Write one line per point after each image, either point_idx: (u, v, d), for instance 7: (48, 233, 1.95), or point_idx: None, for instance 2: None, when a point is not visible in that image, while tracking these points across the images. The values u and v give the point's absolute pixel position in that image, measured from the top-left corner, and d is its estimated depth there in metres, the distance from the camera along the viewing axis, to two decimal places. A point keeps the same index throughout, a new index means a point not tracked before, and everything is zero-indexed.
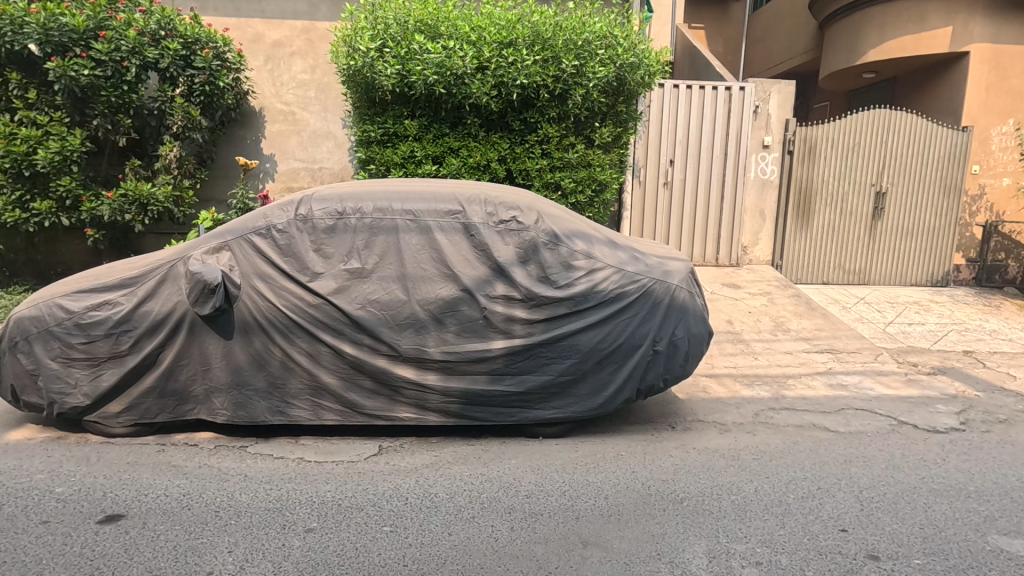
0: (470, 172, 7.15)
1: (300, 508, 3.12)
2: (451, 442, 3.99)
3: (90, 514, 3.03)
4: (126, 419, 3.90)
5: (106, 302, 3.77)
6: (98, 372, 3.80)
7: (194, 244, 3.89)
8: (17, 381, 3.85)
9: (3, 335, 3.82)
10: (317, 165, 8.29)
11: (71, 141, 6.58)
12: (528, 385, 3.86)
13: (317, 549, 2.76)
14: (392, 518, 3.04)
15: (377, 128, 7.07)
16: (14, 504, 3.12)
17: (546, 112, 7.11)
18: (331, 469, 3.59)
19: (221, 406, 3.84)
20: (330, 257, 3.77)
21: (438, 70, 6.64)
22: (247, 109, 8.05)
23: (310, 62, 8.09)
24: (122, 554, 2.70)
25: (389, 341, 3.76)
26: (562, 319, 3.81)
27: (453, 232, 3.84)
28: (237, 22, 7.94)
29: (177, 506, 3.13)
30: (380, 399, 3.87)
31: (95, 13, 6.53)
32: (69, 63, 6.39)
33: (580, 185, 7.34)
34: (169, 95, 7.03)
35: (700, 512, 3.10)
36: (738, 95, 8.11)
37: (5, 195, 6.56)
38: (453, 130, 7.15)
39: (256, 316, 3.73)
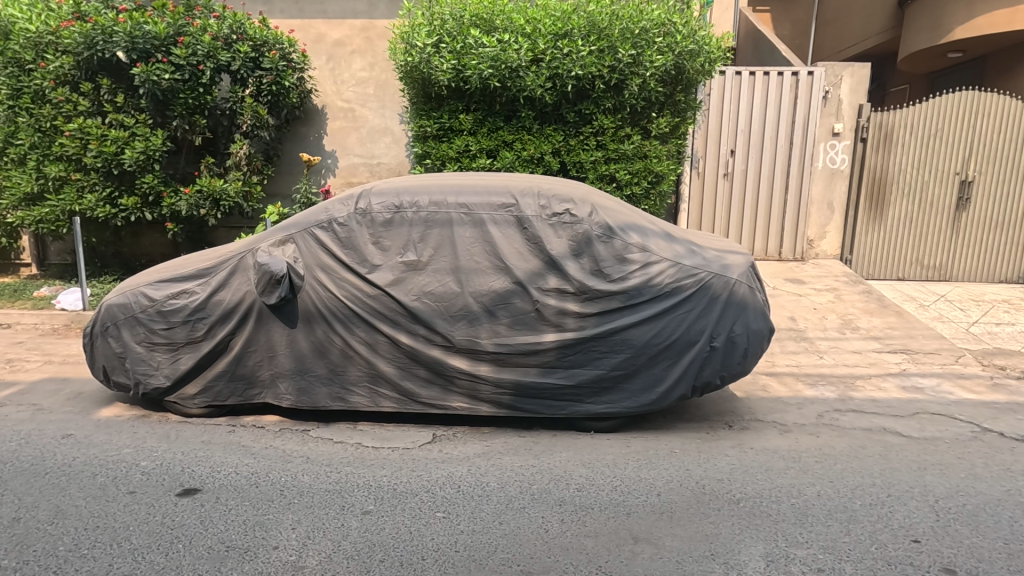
0: (524, 165, 7.18)
1: (358, 491, 3.25)
2: (503, 433, 4.04)
3: (170, 487, 3.27)
4: (201, 401, 4.17)
5: (184, 291, 4.04)
6: (177, 356, 4.09)
7: (261, 237, 4.09)
8: (107, 362, 4.20)
9: (96, 321, 4.17)
10: (375, 160, 8.52)
11: (154, 141, 7.04)
12: (579, 379, 3.85)
13: (373, 531, 2.86)
14: (445, 504, 3.11)
15: (433, 123, 7.19)
16: (105, 475, 3.41)
17: (601, 103, 7.01)
18: (387, 455, 3.71)
19: (286, 391, 4.05)
20: (387, 250, 3.88)
21: (493, 63, 6.68)
22: (311, 107, 8.39)
23: (369, 60, 8.31)
24: (197, 525, 2.90)
25: (443, 333, 3.83)
26: (614, 313, 3.77)
27: (506, 225, 3.86)
28: (302, 23, 8.25)
29: (246, 483, 3.33)
30: (434, 388, 3.97)
31: (175, 20, 6.93)
32: (152, 69, 6.81)
33: (636, 176, 7.21)
34: (240, 95, 7.42)
35: (757, 514, 2.99)
36: (806, 81, 7.71)
37: (97, 192, 7.13)
38: (508, 124, 7.18)
39: (318, 307, 3.90)
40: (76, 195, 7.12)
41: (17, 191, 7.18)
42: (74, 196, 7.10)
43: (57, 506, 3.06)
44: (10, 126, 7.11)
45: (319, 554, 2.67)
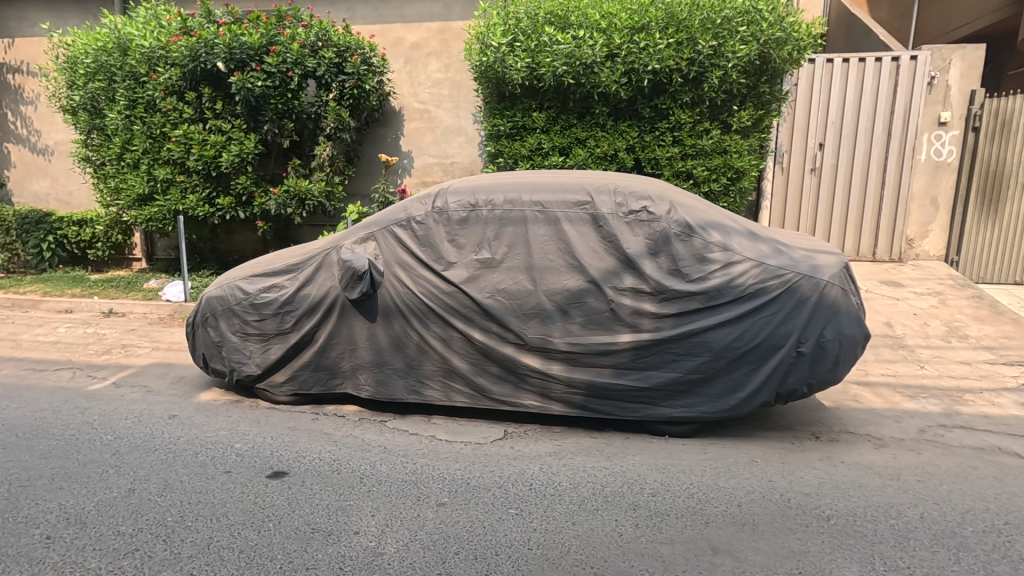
0: (597, 163, 7.11)
1: (433, 483, 3.33)
2: (574, 433, 4.01)
3: (262, 469, 3.50)
4: (287, 389, 4.43)
5: (275, 285, 4.30)
6: (267, 346, 4.36)
7: (345, 235, 4.28)
8: (207, 350, 4.55)
9: (197, 312, 4.52)
10: (449, 160, 8.71)
11: (247, 145, 7.56)
12: (653, 382, 3.75)
13: (448, 523, 2.92)
14: (517, 501, 3.13)
15: (507, 122, 7.22)
16: (205, 454, 3.69)
17: (679, 98, 6.80)
18: (460, 449, 3.78)
19: (365, 382, 4.22)
20: (463, 247, 3.95)
21: (567, 61, 6.66)
22: (389, 109, 8.69)
23: (444, 61, 8.49)
24: (285, 506, 3.07)
25: (516, 330, 3.85)
26: (692, 314, 3.64)
27: (580, 223, 3.82)
28: (381, 28, 8.56)
29: (329, 469, 3.50)
30: (506, 385, 3.99)
31: (268, 31, 7.39)
32: (247, 77, 7.30)
33: (715, 173, 6.94)
34: (324, 99, 7.82)
35: (850, 533, 2.79)
36: (908, 66, 7.10)
37: (198, 193, 7.74)
38: (581, 121, 7.11)
39: (396, 302, 4.03)
40: (180, 195, 7.74)
41: (131, 192, 7.86)
42: (178, 196, 7.73)
43: (164, 480, 3.35)
44: (125, 134, 7.78)
45: (397, 542, 2.76)
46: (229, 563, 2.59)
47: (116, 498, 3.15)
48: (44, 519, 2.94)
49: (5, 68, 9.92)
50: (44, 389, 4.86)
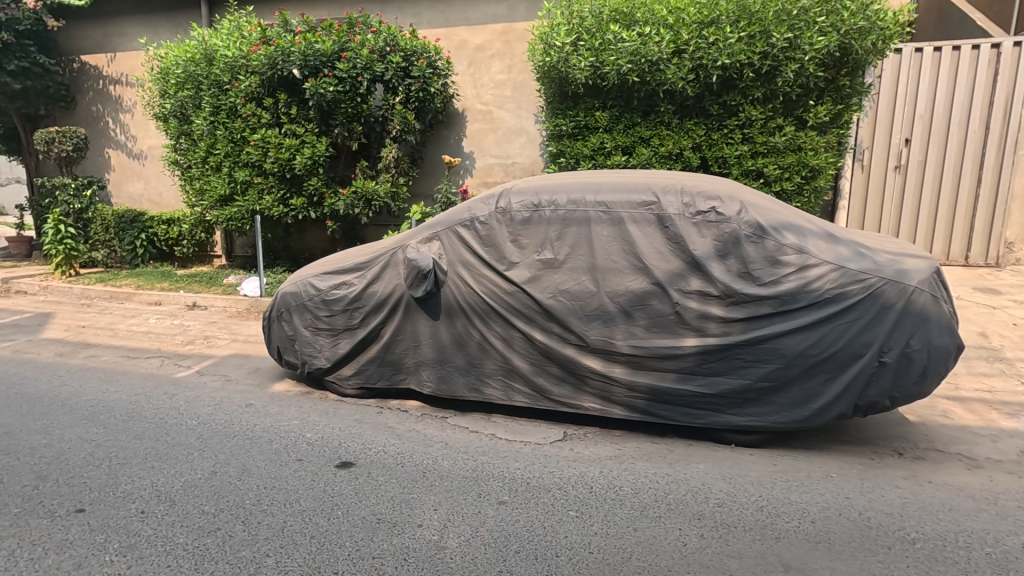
0: (661, 161, 6.95)
1: (493, 481, 3.36)
2: (635, 438, 3.93)
3: (330, 459, 3.64)
4: (354, 382, 4.59)
5: (345, 282, 4.47)
6: (336, 340, 4.54)
7: (411, 234, 4.39)
8: (281, 343, 4.79)
9: (273, 306, 4.77)
10: (510, 160, 8.76)
11: (319, 148, 7.90)
12: (720, 389, 3.63)
13: (508, 521, 2.94)
14: (577, 503, 3.11)
15: (569, 121, 7.18)
16: (279, 442, 3.89)
17: (750, 94, 6.56)
18: (519, 449, 3.79)
19: (427, 378, 4.31)
20: (525, 247, 3.96)
21: (632, 58, 6.56)
22: (452, 110, 8.85)
23: (507, 62, 8.55)
24: (352, 496, 3.19)
25: (578, 331, 3.83)
26: (762, 319, 3.49)
27: (645, 224, 3.75)
28: (446, 32, 8.74)
29: (393, 462, 3.60)
30: (566, 387, 3.98)
31: (339, 38, 7.71)
32: (320, 82, 7.62)
33: (787, 171, 6.63)
34: (391, 103, 8.07)
35: (939, 559, 2.59)
36: (1010, 53, 6.52)
37: (274, 194, 8.15)
38: (645, 119, 6.98)
39: (459, 301, 4.10)
40: (257, 196, 8.18)
41: (214, 193, 8.38)
42: (256, 197, 8.18)
43: (242, 465, 3.55)
44: (210, 139, 8.30)
45: (458, 536, 2.81)
46: (302, 547, 2.72)
47: (200, 480, 3.37)
48: (138, 495, 3.18)
49: (107, 79, 10.84)
50: (137, 375, 5.27)
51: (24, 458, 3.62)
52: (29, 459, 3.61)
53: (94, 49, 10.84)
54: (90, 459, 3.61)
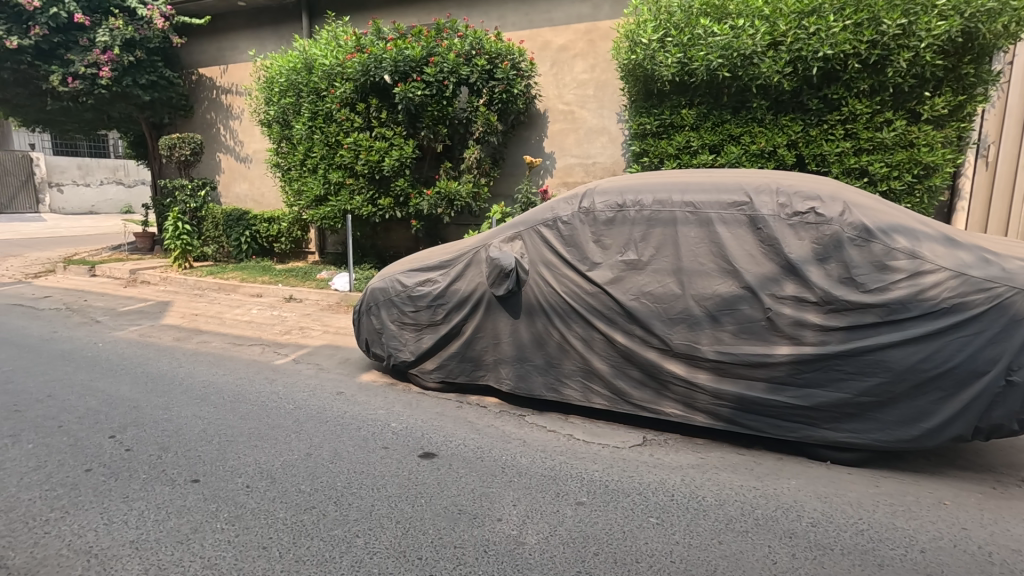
0: (752, 160, 6.63)
1: (572, 481, 3.35)
2: (719, 448, 3.78)
3: (414, 449, 3.79)
4: (436, 376, 4.74)
5: (430, 280, 4.63)
6: (420, 335, 4.71)
7: (494, 233, 4.47)
8: (369, 336, 5.04)
9: (363, 301, 5.03)
10: (591, 160, 8.70)
11: (406, 150, 8.22)
12: (815, 402, 3.41)
13: (587, 523, 2.93)
14: (658, 510, 3.04)
15: (653, 120, 7.00)
16: (367, 429, 4.10)
17: (855, 86, 6.12)
18: (598, 451, 3.76)
19: (506, 376, 4.37)
20: (608, 248, 3.92)
21: (723, 52, 6.32)
22: (534, 111, 8.92)
23: (590, 61, 8.49)
24: (434, 485, 3.30)
25: (661, 335, 3.73)
26: (866, 328, 3.25)
27: (736, 225, 3.60)
28: (530, 33, 8.82)
29: (473, 456, 3.69)
30: (647, 391, 3.89)
31: (428, 43, 7.96)
32: (409, 87, 7.92)
33: (896, 169, 6.11)
34: (475, 105, 8.26)
35: None
36: None
37: (364, 194, 8.57)
38: (735, 116, 6.70)
39: (540, 300, 4.12)
40: (349, 196, 8.63)
41: (310, 194, 8.91)
42: (347, 197, 8.62)
43: (333, 449, 3.77)
44: (307, 143, 8.84)
45: (537, 534, 2.83)
46: (388, 531, 2.85)
47: (297, 460, 3.62)
48: (244, 470, 3.47)
49: (220, 89, 11.87)
50: (242, 361, 5.75)
51: (150, 430, 4.05)
52: (154, 431, 4.04)
53: (210, 62, 11.91)
54: (203, 434, 3.98)
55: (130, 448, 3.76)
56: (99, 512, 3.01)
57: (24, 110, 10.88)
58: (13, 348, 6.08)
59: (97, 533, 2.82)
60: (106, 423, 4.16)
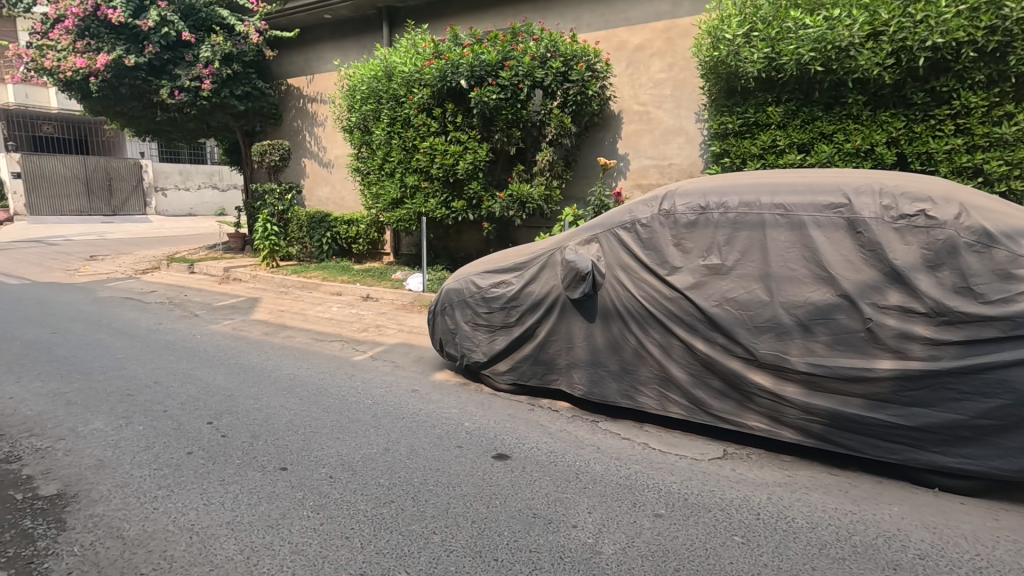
0: (845, 159, 6.20)
1: (649, 492, 3.25)
2: (809, 466, 3.54)
3: (487, 449, 3.81)
4: (508, 378, 4.76)
5: (504, 282, 4.65)
6: (493, 337, 4.75)
7: (570, 236, 4.43)
8: (443, 336, 5.14)
9: (438, 301, 5.12)
10: (666, 161, 8.46)
11: (480, 153, 8.34)
12: (922, 422, 3.12)
13: (666, 536, 2.82)
14: (742, 529, 2.88)
15: (735, 119, 6.70)
16: (441, 428, 4.16)
17: (970, 77, 5.62)
18: (675, 461, 3.63)
19: (579, 380, 4.31)
20: (689, 251, 3.77)
21: (816, 45, 5.98)
22: (608, 112, 8.81)
23: (668, 60, 8.26)
24: (508, 487, 3.31)
25: (745, 344, 3.54)
26: (984, 344, 2.94)
27: (832, 228, 3.36)
28: (606, 34, 8.71)
29: (547, 460, 3.66)
30: (729, 402, 3.71)
31: (504, 48, 8.04)
32: (484, 91, 8.03)
33: (1017, 168, 5.51)
34: (549, 107, 8.27)
35: None
36: None
37: (438, 197, 8.78)
38: (827, 113, 6.30)
39: (616, 304, 4.04)
40: (423, 199, 8.86)
41: (387, 197, 9.23)
42: (422, 200, 8.85)
43: (410, 445, 3.87)
44: (386, 148, 9.15)
45: (614, 544, 2.76)
46: (465, 530, 2.87)
47: (376, 454, 3.73)
48: (327, 461, 3.62)
49: (306, 98, 12.55)
50: (323, 356, 6.02)
51: (243, 418, 4.32)
52: (246, 419, 4.30)
53: (298, 72, 12.61)
54: (290, 424, 4.20)
55: (225, 434, 4.03)
56: (199, 492, 3.23)
57: (136, 121, 11.94)
58: (126, 337, 6.68)
59: (197, 512, 3.03)
60: (204, 410, 4.47)
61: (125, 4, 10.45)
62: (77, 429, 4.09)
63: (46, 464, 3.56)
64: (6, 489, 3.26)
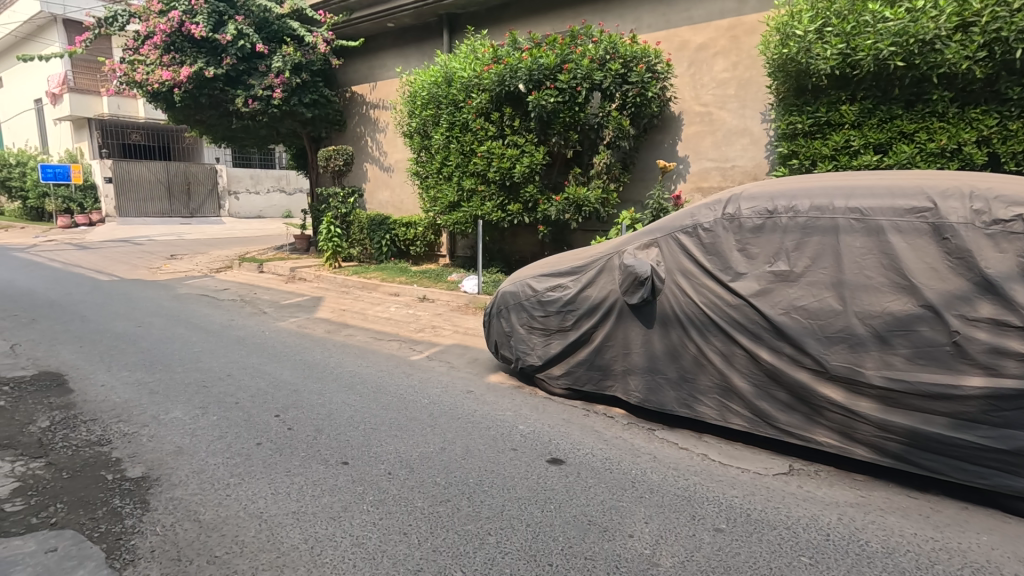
0: (928, 159, 5.81)
1: (709, 504, 3.14)
2: (884, 487, 3.33)
3: (542, 453, 3.80)
4: (562, 382, 4.73)
5: (560, 285, 4.63)
6: (549, 340, 4.74)
7: (628, 239, 4.37)
8: (499, 338, 5.17)
9: (494, 303, 5.16)
10: (729, 163, 8.20)
11: (536, 156, 8.35)
12: (1016, 446, 2.87)
13: (728, 552, 2.72)
14: (810, 549, 2.74)
15: (805, 119, 6.41)
16: (496, 430, 4.19)
17: None
18: (736, 474, 3.50)
19: (636, 387, 4.23)
20: (755, 257, 3.63)
21: (897, 39, 5.70)
22: (668, 113, 8.63)
23: (733, 59, 8.00)
24: (563, 492, 3.29)
25: (815, 355, 3.37)
26: None
27: (914, 234, 3.15)
28: (667, 34, 8.55)
29: (602, 466, 3.61)
30: (796, 415, 3.54)
31: (562, 50, 8.03)
32: (542, 94, 8.05)
33: None
34: (608, 109, 8.20)
35: None
36: None
37: (494, 200, 8.86)
38: (908, 111, 5.92)
39: (676, 311, 3.94)
40: (480, 202, 8.97)
41: (444, 200, 9.41)
42: (478, 203, 8.97)
43: (465, 445, 3.92)
44: (444, 151, 9.33)
45: (673, 556, 2.69)
46: (519, 533, 2.88)
47: (432, 452, 3.81)
48: (386, 457, 3.72)
49: (369, 105, 12.98)
50: (382, 354, 6.20)
51: (308, 412, 4.50)
52: (311, 413, 4.48)
53: (362, 80, 13.07)
54: (351, 420, 4.35)
55: (292, 427, 4.21)
56: (268, 482, 3.40)
57: (214, 129, 12.70)
58: (202, 332, 7.12)
59: (265, 501, 3.18)
60: (273, 403, 4.70)
61: (206, 19, 11.09)
62: (160, 417, 4.39)
63: (132, 448, 3.84)
64: (99, 469, 3.54)
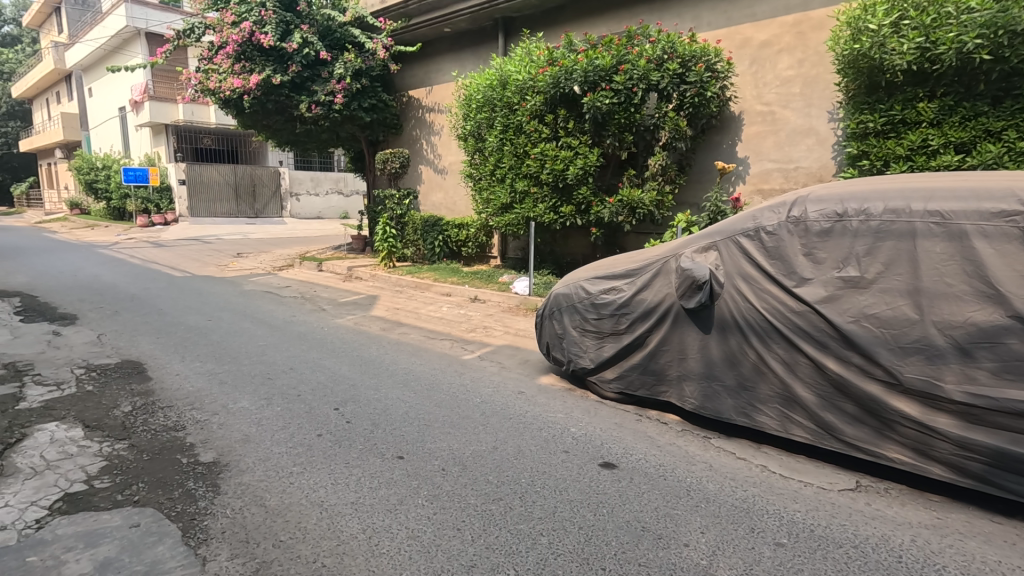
0: (1017, 159, 5.42)
1: (769, 518, 3.03)
2: (965, 510, 3.11)
3: (594, 457, 3.77)
4: (615, 386, 4.68)
5: (614, 288, 4.59)
6: (602, 343, 4.70)
7: (686, 243, 4.28)
8: (551, 340, 5.17)
9: (547, 305, 5.17)
10: (792, 164, 7.88)
11: (590, 158, 8.30)
12: None
13: (789, 567, 2.62)
14: (880, 571, 2.60)
15: (877, 117, 6.09)
16: (547, 431, 4.19)
17: None
18: (798, 488, 3.36)
19: (691, 393, 4.13)
20: (822, 262, 3.48)
21: (984, 31, 5.35)
22: (727, 113, 8.40)
23: (798, 56, 7.69)
24: (616, 496, 3.25)
25: (887, 366, 3.20)
26: None
27: (1002, 239, 2.94)
28: (728, 31, 8.33)
29: (656, 473, 3.55)
30: (865, 429, 3.37)
31: (619, 52, 7.97)
32: (597, 96, 8.01)
33: None
34: (664, 110, 8.07)
35: None
36: None
37: (547, 202, 8.86)
38: (995, 108, 5.55)
39: (735, 316, 3.83)
40: (532, 204, 8.99)
41: (497, 202, 9.49)
42: (531, 205, 8.99)
43: (517, 446, 3.94)
44: (497, 153, 9.41)
45: (730, 568, 2.62)
46: (571, 535, 2.87)
47: (484, 451, 3.85)
48: (440, 453, 3.80)
49: (424, 108, 13.27)
50: (435, 353, 6.32)
51: (364, 407, 4.65)
52: (367, 408, 4.63)
53: (418, 84, 13.37)
54: (405, 416, 4.46)
55: (350, 421, 4.36)
56: (327, 472, 3.54)
57: (279, 134, 13.30)
58: (267, 327, 7.47)
59: (325, 490, 3.31)
60: (332, 396, 4.88)
61: (274, 29, 11.65)
62: (229, 406, 4.64)
63: (204, 435, 4.07)
64: (175, 453, 3.78)
